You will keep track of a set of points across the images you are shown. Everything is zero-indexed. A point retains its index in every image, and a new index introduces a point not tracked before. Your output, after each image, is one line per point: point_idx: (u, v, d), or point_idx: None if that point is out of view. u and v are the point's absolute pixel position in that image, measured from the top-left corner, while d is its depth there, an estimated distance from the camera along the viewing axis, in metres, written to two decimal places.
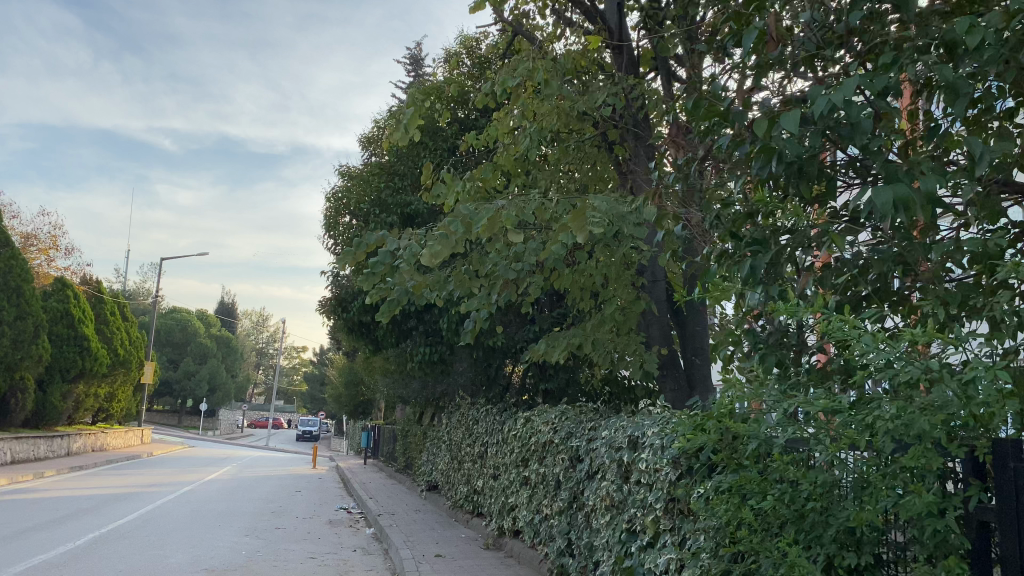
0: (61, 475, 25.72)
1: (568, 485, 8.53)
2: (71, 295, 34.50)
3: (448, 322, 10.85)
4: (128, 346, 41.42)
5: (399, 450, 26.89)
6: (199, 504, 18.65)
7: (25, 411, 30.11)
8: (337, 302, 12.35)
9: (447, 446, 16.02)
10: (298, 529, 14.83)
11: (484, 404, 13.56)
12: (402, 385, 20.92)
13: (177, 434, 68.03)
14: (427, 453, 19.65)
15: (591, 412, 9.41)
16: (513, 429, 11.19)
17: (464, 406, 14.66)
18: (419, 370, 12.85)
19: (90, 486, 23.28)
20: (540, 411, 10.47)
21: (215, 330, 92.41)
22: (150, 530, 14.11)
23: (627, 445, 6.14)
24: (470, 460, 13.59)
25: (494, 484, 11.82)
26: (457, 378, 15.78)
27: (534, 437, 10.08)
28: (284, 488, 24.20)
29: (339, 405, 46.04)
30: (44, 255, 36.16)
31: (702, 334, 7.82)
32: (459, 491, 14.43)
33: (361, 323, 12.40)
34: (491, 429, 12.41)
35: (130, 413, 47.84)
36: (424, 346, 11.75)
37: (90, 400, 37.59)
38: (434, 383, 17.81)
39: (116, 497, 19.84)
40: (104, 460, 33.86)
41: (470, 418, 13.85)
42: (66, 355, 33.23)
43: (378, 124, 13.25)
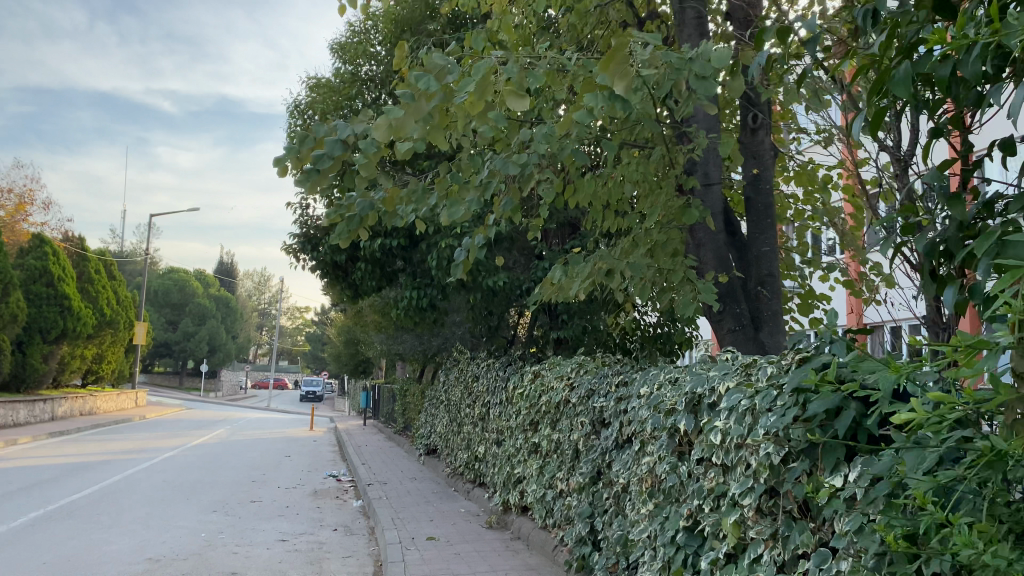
0: (36, 442, 24.03)
1: (591, 457, 6.65)
2: (49, 253, 32.63)
3: (441, 259, 8.90)
4: (116, 306, 39.63)
5: (398, 411, 25.18)
6: (175, 473, 16.92)
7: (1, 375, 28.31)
8: (307, 240, 10.39)
9: (446, 406, 14.23)
10: (277, 502, 13.07)
11: (485, 358, 11.71)
12: (396, 340, 19.14)
13: (176, 396, 66.70)
14: (426, 414, 17.88)
15: (618, 364, 7.52)
16: (518, 386, 9.31)
17: (463, 362, 12.81)
18: (410, 320, 10.97)
19: (63, 454, 21.50)
20: (552, 364, 8.60)
21: (215, 290, 90.73)
22: (105, 507, 12.26)
23: (686, 405, 4.26)
24: (469, 423, 11.77)
25: (498, 452, 9.98)
26: (456, 331, 13.92)
27: (545, 396, 8.21)
28: (275, 453, 22.50)
29: (340, 364, 44.36)
30: (22, 211, 34.25)
31: (770, 255, 5.85)
32: (459, 457, 12.63)
33: (337, 265, 10.45)
34: (493, 387, 10.55)
35: (124, 375, 46.31)
36: (410, 290, 9.78)
37: (76, 362, 35.90)
38: (431, 336, 15.96)
39: (85, 466, 18.15)
40: (90, 424, 32.24)
41: (469, 375, 12.02)
42: (46, 315, 31.44)
43: (353, 30, 11.24)
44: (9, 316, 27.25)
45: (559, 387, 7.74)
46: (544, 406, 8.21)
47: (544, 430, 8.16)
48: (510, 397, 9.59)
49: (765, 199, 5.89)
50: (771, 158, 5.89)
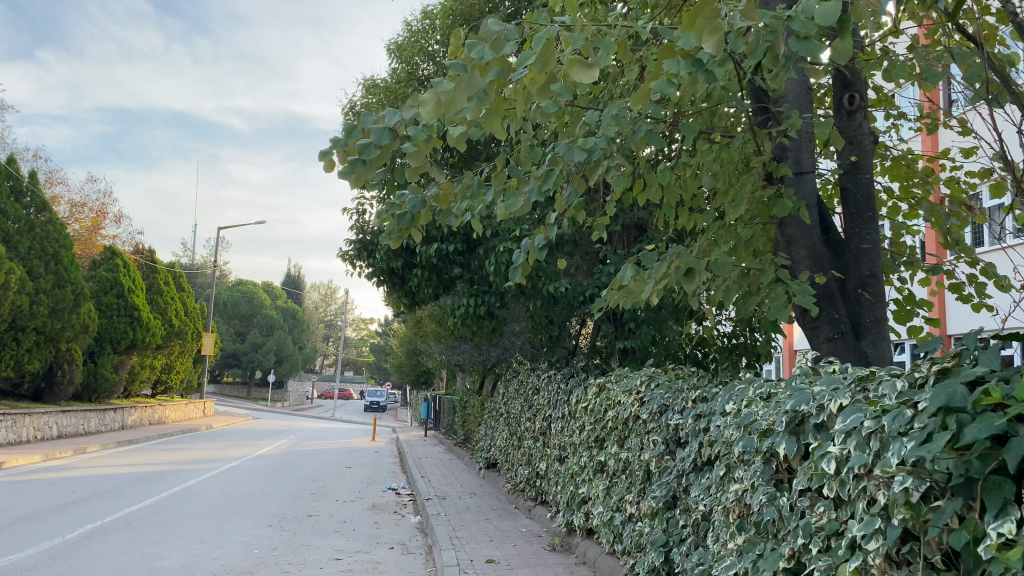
0: (104, 450, 24.33)
1: (665, 479, 6.02)
2: (120, 265, 33.31)
3: (499, 264, 8.39)
4: (183, 317, 40.32)
5: (458, 423, 24.77)
6: (234, 484, 16.77)
7: (74, 384, 28.90)
8: (362, 246, 10.00)
9: (506, 419, 13.70)
10: (333, 517, 12.70)
11: (546, 369, 11.15)
12: (455, 351, 18.75)
13: (243, 406, 67.83)
14: (485, 426, 17.39)
15: (692, 376, 6.87)
16: (583, 399, 8.72)
17: (523, 373, 12.27)
18: (468, 329, 10.48)
19: (128, 463, 21.65)
20: (619, 376, 7.99)
21: (281, 301, 92.29)
22: (161, 519, 12.05)
23: (788, 424, 3.62)
24: (530, 437, 11.21)
25: (561, 469, 9.38)
26: (516, 341, 13.39)
27: (612, 410, 7.60)
28: (335, 464, 22.30)
29: (402, 375, 44.32)
30: (95, 224, 35.10)
31: (873, 253, 5.17)
32: (519, 472, 12.07)
33: (392, 272, 10.03)
34: (555, 400, 9.97)
35: (192, 384, 47.13)
36: (466, 298, 9.28)
37: (146, 372, 36.57)
38: (490, 346, 15.48)
39: (148, 476, 18.16)
40: (158, 433, 32.71)
41: (530, 387, 11.48)
42: (116, 325, 32.06)
43: (410, 30, 10.89)
44: (80, 326, 27.80)
45: (627, 401, 7.13)
46: (612, 421, 7.60)
47: (611, 448, 7.55)
48: (574, 412, 9.01)
49: (865, 189, 5.19)
50: (871, 144, 5.20)
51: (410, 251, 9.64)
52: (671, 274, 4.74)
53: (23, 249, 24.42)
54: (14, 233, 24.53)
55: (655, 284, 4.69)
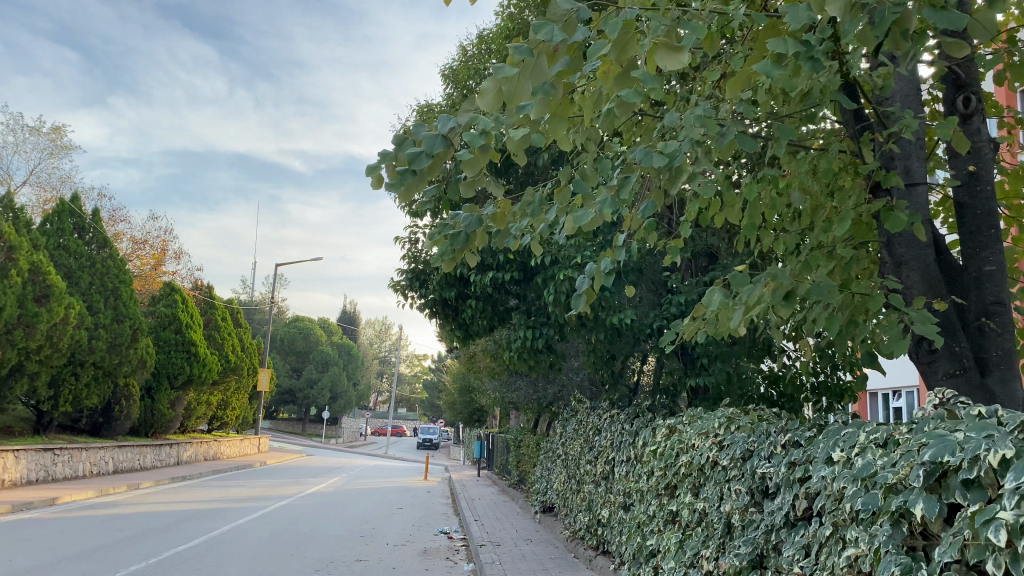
0: (159, 487, 24.30)
1: (753, 536, 5.33)
2: (178, 301, 33.78)
3: (560, 293, 7.84)
4: (240, 353, 40.66)
5: (512, 463, 24.10)
6: (284, 525, 16.37)
7: (132, 420, 29.11)
8: (414, 277, 9.54)
9: (563, 461, 13.03)
10: (383, 561, 12.14)
11: (609, 408, 10.46)
12: (510, 388, 18.19)
13: (298, 443, 68.06)
14: (541, 468, 16.69)
15: (778, 417, 6.17)
16: (650, 441, 8.04)
17: (582, 413, 11.61)
18: (525, 365, 9.91)
19: (180, 499, 21.48)
20: (691, 415, 7.31)
21: (336, 338, 93.06)
22: (206, 561, 11.64)
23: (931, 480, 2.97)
24: (591, 480, 10.53)
25: (626, 517, 8.67)
26: (575, 379, 12.76)
27: (685, 454, 6.91)
28: (386, 504, 21.77)
29: (455, 412, 43.83)
30: (155, 261, 35.75)
31: (996, 275, 4.56)
32: (579, 518, 11.36)
33: (444, 304, 9.55)
34: (620, 441, 9.28)
35: (248, 421, 47.40)
36: (523, 331, 8.73)
37: (202, 407, 36.84)
38: (547, 383, 14.86)
39: (198, 515, 17.91)
40: (212, 469, 32.71)
41: (590, 427, 10.82)
42: (174, 361, 32.37)
43: (463, 55, 10.58)
44: (138, 361, 28.11)
45: (704, 445, 6.45)
46: (686, 466, 6.90)
47: (685, 496, 6.85)
48: (641, 454, 8.32)
49: (986, 203, 4.60)
50: (990, 153, 4.64)
51: (464, 281, 9.17)
52: (764, 298, 4.12)
53: (83, 285, 24.83)
54: (76, 269, 25.01)
55: (748, 308, 4.06)
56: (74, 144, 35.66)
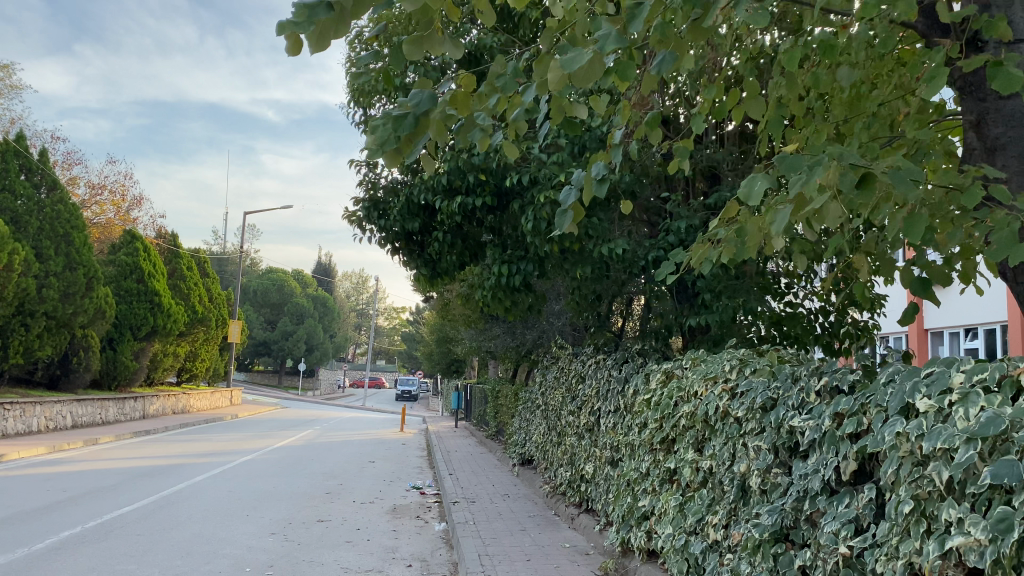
0: (118, 442, 23.09)
1: (783, 501, 4.32)
2: (140, 249, 32.19)
3: (541, 221, 6.66)
4: (208, 304, 39.13)
5: (490, 414, 23.19)
6: (245, 482, 15.30)
7: (91, 373, 27.76)
8: (372, 205, 8.21)
9: (543, 411, 12.04)
10: (347, 522, 11.09)
11: (593, 353, 9.40)
12: (486, 336, 17.15)
13: (273, 395, 66.95)
14: (520, 419, 15.74)
15: (801, 358, 5.12)
16: (643, 389, 7.00)
17: (565, 359, 10.56)
18: (500, 306, 8.76)
19: (139, 455, 20.31)
20: (693, 358, 6.26)
21: (313, 289, 91.49)
22: (151, 524, 10.51)
23: None
24: (573, 433, 9.51)
25: (614, 474, 7.66)
26: (556, 323, 11.71)
27: (686, 404, 5.87)
28: (357, 457, 20.79)
29: (432, 363, 42.91)
30: (115, 207, 33.96)
31: None
32: (560, 473, 10.39)
33: (407, 236, 8.32)
34: (605, 390, 8.25)
35: (218, 373, 46.10)
36: (499, 266, 7.53)
37: (168, 360, 35.49)
38: (526, 328, 13.81)
39: (152, 472, 16.75)
40: (179, 423, 31.53)
41: (572, 375, 9.78)
42: (136, 311, 30.93)
43: None
44: (96, 311, 26.67)
45: (710, 393, 5.41)
46: (687, 418, 5.88)
47: (686, 453, 5.84)
48: (631, 404, 7.29)
49: None
50: None
51: (429, 210, 7.95)
52: (828, 190, 2.98)
53: (32, 230, 23.21)
54: (23, 213, 23.35)
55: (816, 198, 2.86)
56: (23, 83, 33.53)
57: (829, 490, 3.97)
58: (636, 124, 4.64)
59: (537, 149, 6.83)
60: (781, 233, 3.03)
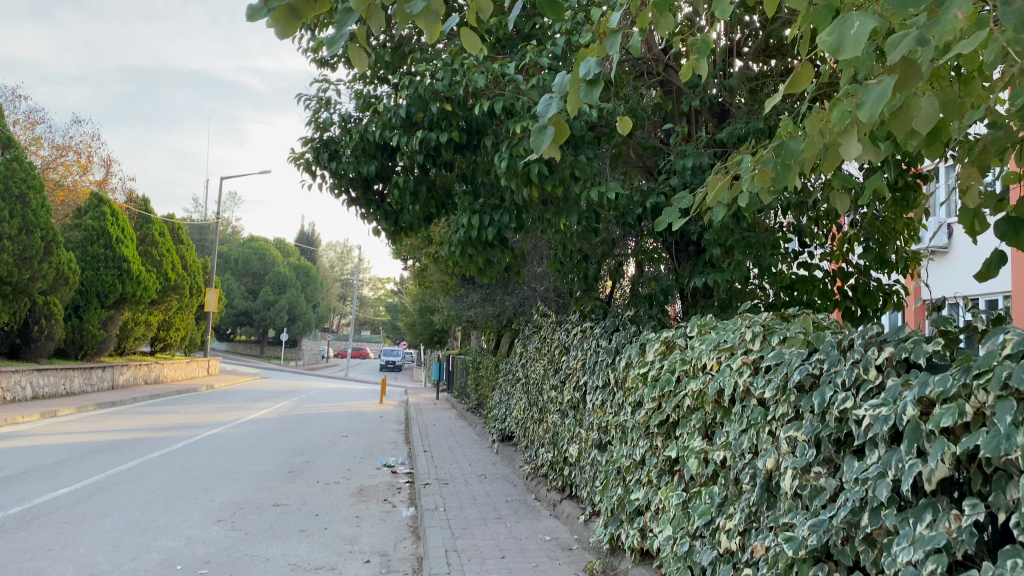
0: (79, 414, 21.87)
1: (830, 513, 3.24)
2: (106, 212, 30.69)
3: (518, 161, 5.51)
4: (181, 271, 37.74)
5: (471, 386, 22.14)
6: (204, 458, 14.18)
7: (54, 342, 26.41)
8: (322, 146, 7.01)
9: (524, 385, 10.97)
10: (306, 507, 10.02)
11: (580, 321, 8.27)
12: (465, 304, 16.03)
13: (254, 365, 65.69)
14: (500, 392, 14.69)
15: (842, 325, 4.05)
16: (637, 361, 5.91)
17: (547, 328, 9.44)
18: (472, 265, 7.60)
19: (98, 429, 19.09)
20: (700, 324, 5.17)
21: (296, 258, 89.92)
22: (84, 509, 9.39)
23: None
24: (557, 409, 8.43)
25: (603, 459, 6.57)
26: (538, 288, 10.61)
27: (692, 381, 4.79)
28: (330, 432, 19.69)
29: (414, 334, 41.77)
30: (80, 169, 32.34)
31: None
32: (541, 454, 9.33)
33: (363, 184, 7.12)
34: (592, 363, 7.15)
35: (195, 343, 44.77)
36: (468, 216, 6.37)
37: (140, 329, 34.11)
38: (506, 295, 12.73)
39: (105, 447, 15.54)
40: (149, 394, 30.31)
41: (555, 344, 8.69)
42: (104, 278, 29.58)
43: None
44: (58, 276, 25.33)
45: (725, 366, 4.32)
46: (692, 396, 4.81)
47: (693, 441, 4.76)
48: (624, 379, 6.21)
49: None
50: None
51: (388, 150, 6.77)
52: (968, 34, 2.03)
53: None
54: None
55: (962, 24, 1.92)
56: None
57: (899, 503, 2.95)
58: (637, 8, 3.51)
59: (513, 74, 5.69)
60: (877, 116, 2.01)
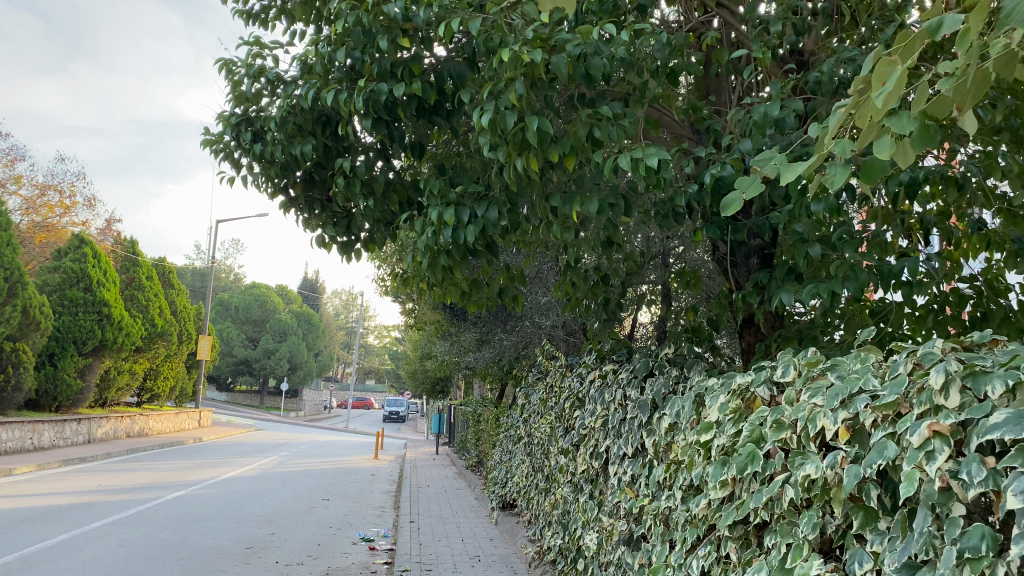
0: (38, 472, 19.79)
1: None
2: (87, 254, 29.05)
3: (509, 113, 3.63)
4: (170, 317, 35.94)
5: (471, 441, 20.04)
6: (155, 529, 12.10)
7: (25, 392, 24.43)
8: (243, 122, 5.16)
9: (527, 444, 8.94)
10: None
11: (597, 365, 6.29)
12: (461, 349, 14.07)
13: (253, 416, 63.42)
14: (500, 450, 12.61)
15: None
16: (690, 422, 3.93)
17: (555, 373, 7.45)
18: (453, 286, 5.67)
19: (52, 490, 17.00)
20: (803, 363, 3.20)
21: (298, 305, 88.13)
22: None
23: None
24: (569, 480, 6.40)
25: (638, 564, 4.51)
26: (542, 325, 8.65)
27: (804, 461, 2.81)
28: (314, 493, 17.55)
29: (416, 383, 39.69)
30: (63, 210, 30.82)
31: None
32: (548, 537, 7.24)
33: (299, 174, 5.26)
34: (618, 421, 5.15)
35: (186, 393, 42.65)
36: (438, 208, 4.44)
37: (124, 378, 32.09)
38: (504, 335, 10.79)
39: (47, 513, 13.47)
40: (127, 447, 28.17)
41: (566, 395, 6.69)
42: (82, 323, 27.73)
43: None
44: (27, 320, 23.49)
45: (884, 440, 2.35)
46: (803, 488, 2.82)
47: (805, 565, 2.77)
48: (670, 447, 4.22)
49: None
50: None
51: (332, 125, 4.91)
52: None
53: None
54: None
55: None
56: None
57: None
58: None
59: None
60: None
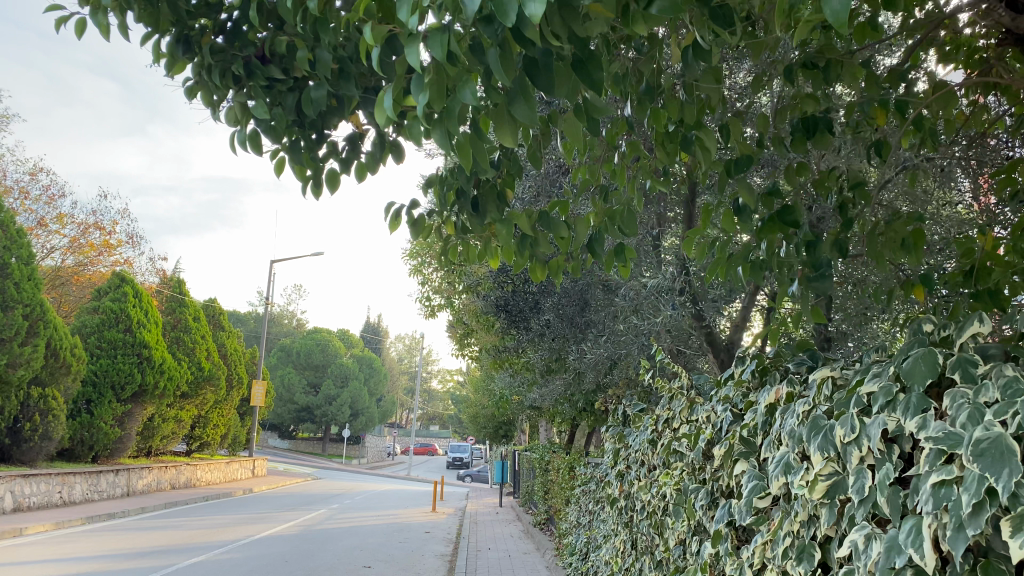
0: (53, 532, 17.57)
1: None
2: (127, 293, 27.46)
3: None
4: (218, 359, 34.01)
5: (538, 492, 17.17)
6: None
7: (57, 443, 22.33)
8: None
9: (623, 504, 6.10)
10: None
11: (766, 374, 3.50)
12: (526, 381, 11.34)
13: (315, 465, 61.06)
14: (578, 509, 9.74)
15: None
16: None
17: (673, 402, 4.68)
18: (501, 222, 2.98)
19: (58, 555, 14.68)
20: None
21: (359, 351, 86.52)
22: None
23: None
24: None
25: None
26: (640, 329, 5.88)
27: None
28: (357, 557, 14.85)
29: (478, 427, 36.94)
30: (106, 248, 29.23)
31: None
32: None
33: None
34: (875, 489, 2.29)
35: (239, 442, 40.58)
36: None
37: (169, 428, 29.89)
38: (578, 355, 8.05)
39: None
40: (168, 501, 25.98)
41: (706, 430, 3.89)
42: (120, 366, 25.83)
43: None
44: (54, 362, 21.62)
45: None
46: None
47: None
48: None
49: None
50: None
51: None
52: None
53: None
54: None
55: None
56: None
57: None
58: None
59: None
60: None
